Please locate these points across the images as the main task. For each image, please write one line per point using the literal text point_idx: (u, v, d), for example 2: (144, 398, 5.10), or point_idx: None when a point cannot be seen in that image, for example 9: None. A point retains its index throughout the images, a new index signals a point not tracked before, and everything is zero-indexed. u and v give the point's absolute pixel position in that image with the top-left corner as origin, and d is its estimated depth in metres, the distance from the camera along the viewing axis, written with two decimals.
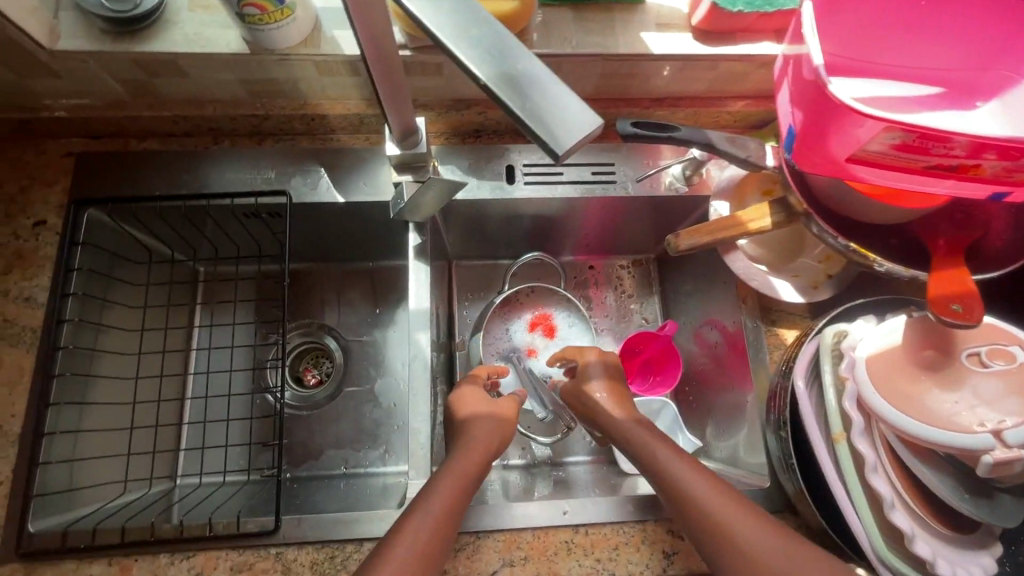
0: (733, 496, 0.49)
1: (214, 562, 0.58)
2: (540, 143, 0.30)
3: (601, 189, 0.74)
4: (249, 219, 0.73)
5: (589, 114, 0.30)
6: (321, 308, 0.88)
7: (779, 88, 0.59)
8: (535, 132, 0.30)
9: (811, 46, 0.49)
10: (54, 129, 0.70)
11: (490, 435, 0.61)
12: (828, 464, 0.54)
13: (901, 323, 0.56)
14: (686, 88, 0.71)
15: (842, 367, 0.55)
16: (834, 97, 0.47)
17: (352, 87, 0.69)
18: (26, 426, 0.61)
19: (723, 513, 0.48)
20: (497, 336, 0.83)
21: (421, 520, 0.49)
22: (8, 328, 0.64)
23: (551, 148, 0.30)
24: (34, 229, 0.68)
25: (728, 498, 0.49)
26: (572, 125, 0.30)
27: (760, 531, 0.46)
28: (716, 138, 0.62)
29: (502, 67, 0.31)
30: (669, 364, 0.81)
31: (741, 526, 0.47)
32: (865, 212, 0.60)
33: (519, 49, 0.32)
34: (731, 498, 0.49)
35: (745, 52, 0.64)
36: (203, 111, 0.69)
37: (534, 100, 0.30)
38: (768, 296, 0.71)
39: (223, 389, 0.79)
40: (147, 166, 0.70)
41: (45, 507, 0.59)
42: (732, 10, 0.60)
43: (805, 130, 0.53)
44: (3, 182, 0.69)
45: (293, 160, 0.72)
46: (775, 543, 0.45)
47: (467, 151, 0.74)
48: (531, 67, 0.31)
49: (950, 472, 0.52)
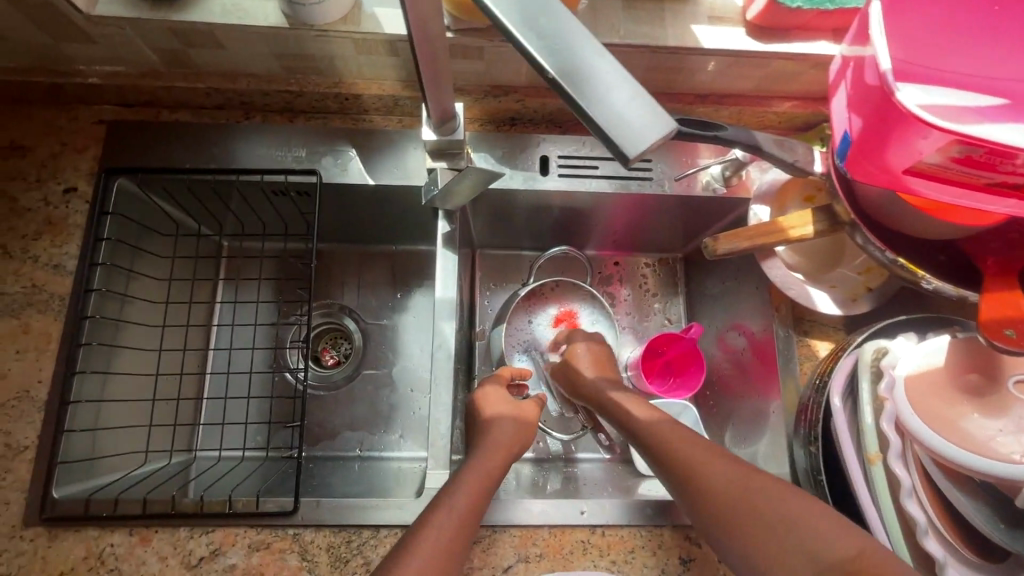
0: (764, 488, 0.49)
1: (233, 539, 0.59)
2: (609, 145, 0.28)
3: (636, 186, 0.72)
4: (276, 196, 0.72)
5: (665, 117, 0.29)
6: (341, 289, 0.88)
7: (836, 91, 0.57)
8: (604, 133, 0.28)
9: (878, 50, 0.47)
10: (87, 95, 0.69)
11: (513, 435, 0.62)
12: (861, 485, 0.53)
13: (945, 343, 0.54)
14: (732, 85, 0.68)
15: (881, 386, 0.54)
16: (900, 103, 0.45)
17: (389, 68, 0.67)
18: (52, 394, 0.61)
19: (753, 509, 0.48)
20: (518, 329, 0.82)
21: (444, 521, 0.50)
22: (36, 294, 0.64)
23: (621, 151, 0.28)
24: (64, 195, 0.67)
25: (758, 494, 0.49)
26: (645, 128, 0.28)
27: (793, 522, 0.46)
28: (763, 139, 0.60)
29: (573, 59, 0.30)
30: (691, 367, 0.79)
31: (773, 523, 0.46)
32: (914, 227, 0.57)
33: (592, 41, 0.30)
34: (760, 493, 0.49)
35: (800, 51, 0.62)
36: (236, 85, 0.68)
37: (605, 97, 0.29)
38: (803, 306, 0.69)
39: (244, 366, 0.79)
40: (177, 137, 0.69)
41: (68, 474, 0.60)
42: (791, 6, 0.57)
43: (863, 138, 0.51)
44: (35, 147, 0.68)
45: (324, 139, 0.71)
46: (808, 535, 0.45)
47: (502, 139, 0.72)
48: (604, 61, 0.30)
49: (984, 500, 0.51)
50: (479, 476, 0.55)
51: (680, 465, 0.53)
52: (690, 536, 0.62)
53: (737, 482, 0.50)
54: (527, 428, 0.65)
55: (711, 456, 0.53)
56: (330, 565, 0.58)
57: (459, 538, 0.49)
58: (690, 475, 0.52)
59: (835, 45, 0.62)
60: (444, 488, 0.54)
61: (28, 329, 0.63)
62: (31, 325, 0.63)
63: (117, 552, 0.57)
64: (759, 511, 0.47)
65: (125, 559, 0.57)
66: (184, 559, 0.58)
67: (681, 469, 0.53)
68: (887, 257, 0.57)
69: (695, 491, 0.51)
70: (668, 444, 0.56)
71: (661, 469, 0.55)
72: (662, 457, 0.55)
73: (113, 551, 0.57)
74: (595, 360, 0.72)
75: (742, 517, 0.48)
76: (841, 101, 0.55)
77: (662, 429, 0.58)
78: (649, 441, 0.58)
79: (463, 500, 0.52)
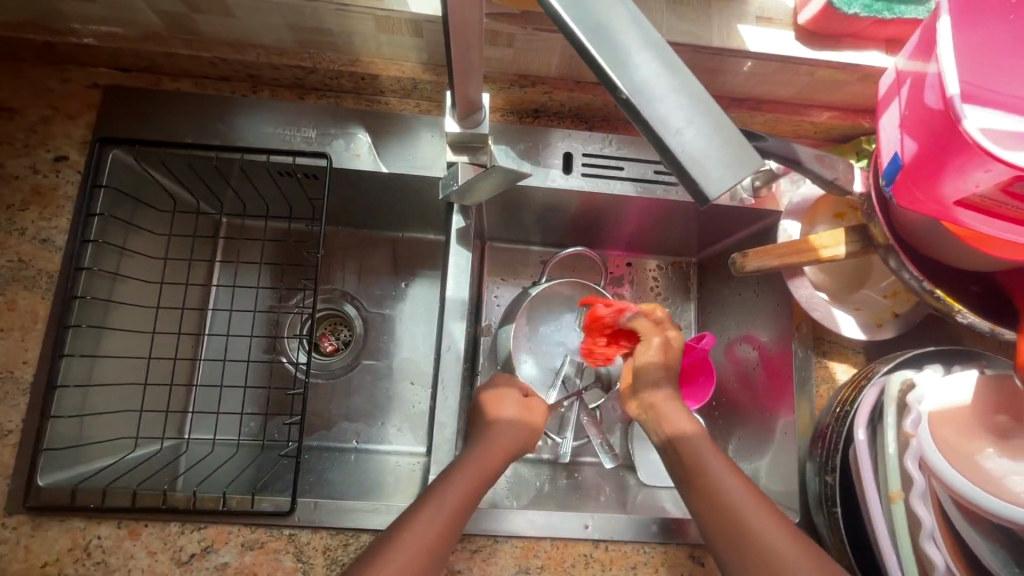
0: (782, 525, 0.47)
1: (226, 537, 0.57)
2: (687, 183, 0.26)
3: (661, 190, 0.69)
4: (282, 177, 0.68)
5: (753, 154, 0.27)
6: (342, 275, 0.84)
7: (887, 107, 0.54)
8: (684, 170, 0.26)
9: (945, 70, 0.44)
10: (81, 56, 0.64)
11: (519, 429, 0.58)
12: (880, 521, 0.52)
13: (972, 379, 0.53)
14: (771, 92, 0.65)
15: (907, 423, 0.52)
16: (965, 131, 0.42)
17: (411, 48, 0.63)
18: (39, 375, 0.58)
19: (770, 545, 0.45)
20: (527, 326, 0.77)
21: (437, 524, 0.47)
22: (23, 270, 0.60)
23: (701, 192, 0.26)
24: (55, 163, 0.63)
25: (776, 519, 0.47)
26: (731, 164, 0.26)
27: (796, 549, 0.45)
28: (805, 155, 0.57)
29: (654, 80, 0.27)
30: (699, 377, 0.76)
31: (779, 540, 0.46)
32: (954, 257, 0.54)
33: (675, 59, 0.27)
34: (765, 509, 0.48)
35: (849, 61, 0.58)
36: (245, 56, 0.63)
37: (687, 126, 0.26)
38: (826, 327, 0.67)
39: (241, 352, 0.76)
40: (176, 108, 0.64)
41: (53, 462, 0.57)
42: (848, 12, 0.54)
43: (917, 162, 0.48)
44: (22, 110, 0.64)
45: (336, 120, 0.66)
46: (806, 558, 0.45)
47: (524, 132, 0.68)
48: (688, 84, 0.27)
49: (1000, 544, 0.50)
50: (480, 471, 0.52)
51: (703, 482, 0.50)
52: (693, 554, 0.61)
53: (759, 513, 0.47)
54: (526, 429, 0.59)
55: (736, 479, 0.50)
56: (325, 567, 0.57)
57: (447, 533, 0.47)
58: (713, 496, 0.49)
59: (886, 56, 0.59)
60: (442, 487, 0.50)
61: (13, 307, 0.59)
62: (16, 303, 0.59)
63: (104, 545, 0.55)
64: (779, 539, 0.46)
65: (112, 552, 0.55)
66: (174, 555, 0.56)
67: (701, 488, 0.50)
68: (922, 287, 0.55)
69: (716, 515, 0.48)
70: (695, 459, 0.52)
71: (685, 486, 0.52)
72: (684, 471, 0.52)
73: (100, 543, 0.55)
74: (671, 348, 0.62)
75: (758, 553, 0.45)
76: (893, 120, 0.52)
77: (694, 442, 0.54)
78: (675, 450, 0.54)
79: (457, 502, 0.49)
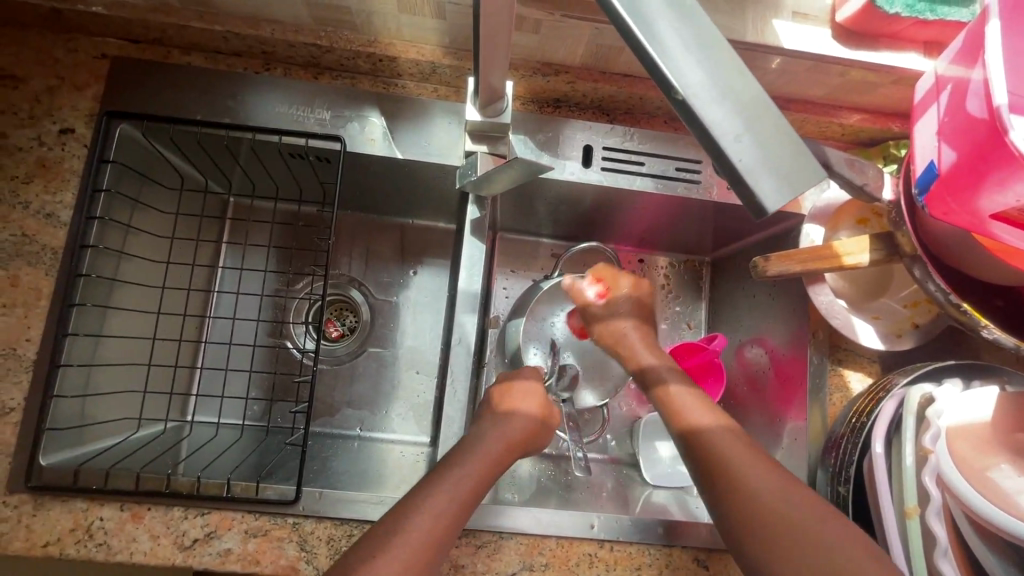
0: (817, 513, 0.44)
1: (229, 523, 0.56)
2: (744, 194, 0.27)
3: (681, 188, 0.67)
4: (293, 158, 0.66)
5: (813, 165, 0.27)
6: (349, 260, 0.83)
7: (924, 113, 0.52)
8: (742, 181, 0.27)
9: (995, 78, 0.42)
10: (89, 25, 0.61)
11: (532, 424, 0.57)
12: (895, 540, 0.52)
13: (994, 395, 0.52)
14: (802, 91, 0.62)
15: (926, 439, 0.51)
16: (1011, 141, 0.40)
17: (433, 30, 0.61)
18: (42, 353, 0.57)
19: (805, 535, 0.43)
20: (537, 320, 0.74)
21: (443, 508, 0.45)
22: (26, 245, 0.59)
23: (758, 205, 0.27)
24: (60, 136, 0.61)
25: (799, 512, 0.44)
26: (787, 176, 0.27)
27: (824, 539, 0.42)
28: (835, 158, 0.55)
29: (710, 80, 0.27)
30: (708, 377, 0.75)
31: (804, 530, 0.43)
32: (983, 271, 0.53)
33: (737, 60, 0.27)
34: (784, 497, 0.45)
35: (885, 63, 0.56)
36: (259, 31, 0.61)
37: (744, 134, 0.27)
38: (843, 334, 0.66)
39: (246, 337, 0.75)
40: (187, 85, 0.62)
41: (56, 441, 0.56)
42: (889, 12, 0.52)
43: (955, 172, 0.46)
44: (28, 77, 0.62)
45: (351, 103, 0.64)
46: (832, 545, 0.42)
47: (546, 123, 0.66)
48: (748, 86, 0.27)
49: (1013, 562, 0.50)
50: (493, 463, 0.51)
51: (727, 476, 0.48)
52: (698, 557, 0.61)
53: (788, 506, 0.45)
54: (539, 424, 0.57)
55: (767, 472, 0.48)
56: (328, 558, 0.56)
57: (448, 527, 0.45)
58: (740, 491, 0.47)
59: (925, 58, 0.57)
60: (450, 475, 0.48)
61: (16, 282, 0.58)
62: (19, 278, 0.58)
63: (106, 526, 0.55)
64: (800, 531, 0.43)
65: (114, 534, 0.55)
66: (177, 539, 0.55)
67: (726, 484, 0.47)
68: (948, 300, 0.53)
69: (745, 515, 0.45)
70: (720, 456, 0.50)
71: (714, 488, 0.48)
72: (707, 465, 0.50)
73: (102, 524, 0.55)
74: (642, 336, 0.69)
75: (789, 541, 0.43)
76: (930, 125, 0.51)
77: (722, 438, 0.51)
78: (698, 443, 0.52)
79: (469, 487, 0.48)
